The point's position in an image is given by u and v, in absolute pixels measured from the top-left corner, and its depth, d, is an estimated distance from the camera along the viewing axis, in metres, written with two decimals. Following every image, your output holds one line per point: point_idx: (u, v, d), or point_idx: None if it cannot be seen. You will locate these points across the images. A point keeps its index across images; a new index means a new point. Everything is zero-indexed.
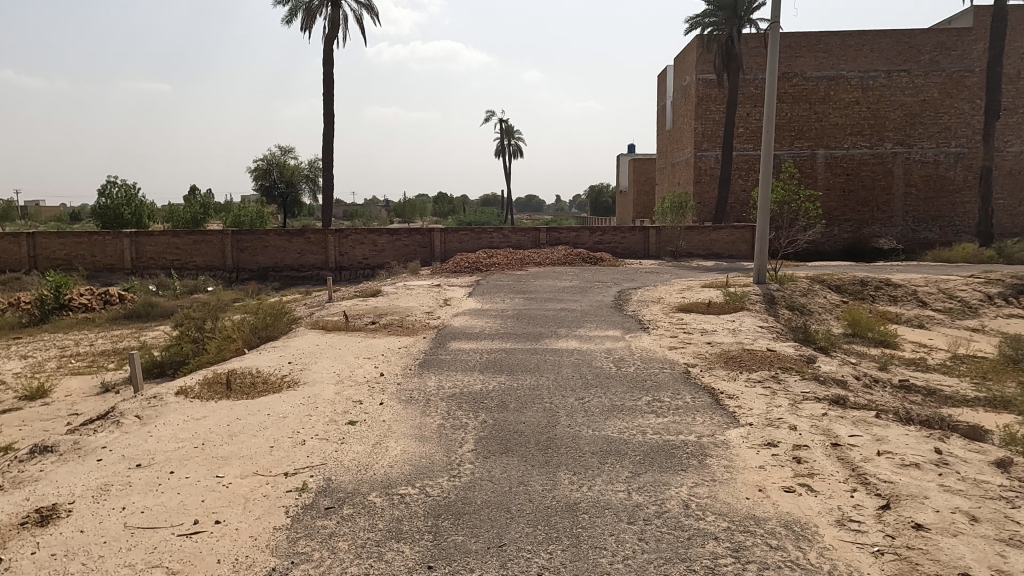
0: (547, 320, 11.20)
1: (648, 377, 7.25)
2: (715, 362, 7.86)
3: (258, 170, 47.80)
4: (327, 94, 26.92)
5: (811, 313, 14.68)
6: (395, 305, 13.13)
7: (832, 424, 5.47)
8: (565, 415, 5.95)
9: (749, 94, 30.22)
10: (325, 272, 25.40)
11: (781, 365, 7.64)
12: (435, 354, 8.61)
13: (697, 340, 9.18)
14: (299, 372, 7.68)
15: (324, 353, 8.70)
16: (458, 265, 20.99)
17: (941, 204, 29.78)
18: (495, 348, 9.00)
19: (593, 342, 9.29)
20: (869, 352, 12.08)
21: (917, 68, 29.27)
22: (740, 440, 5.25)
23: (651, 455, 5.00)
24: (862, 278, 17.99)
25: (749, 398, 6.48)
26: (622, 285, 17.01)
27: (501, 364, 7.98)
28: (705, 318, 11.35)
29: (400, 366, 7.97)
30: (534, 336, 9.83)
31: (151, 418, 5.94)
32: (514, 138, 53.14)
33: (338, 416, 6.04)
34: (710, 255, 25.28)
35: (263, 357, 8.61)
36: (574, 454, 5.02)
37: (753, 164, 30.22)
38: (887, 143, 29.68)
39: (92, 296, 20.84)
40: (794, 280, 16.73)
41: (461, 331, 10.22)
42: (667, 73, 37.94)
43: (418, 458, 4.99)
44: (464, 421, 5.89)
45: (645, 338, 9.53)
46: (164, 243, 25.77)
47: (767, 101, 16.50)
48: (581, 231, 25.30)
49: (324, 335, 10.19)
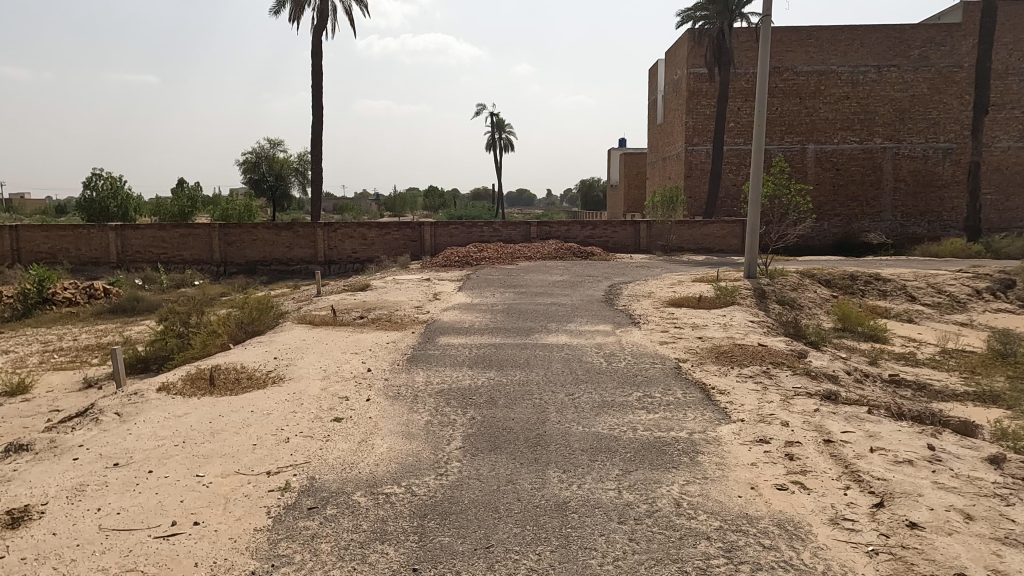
0: (537, 315, 11.11)
1: (640, 373, 7.18)
2: (706, 357, 7.79)
3: (247, 162, 47.56)
4: (315, 87, 26.65)
5: (801, 307, 14.70)
6: (384, 299, 12.99)
7: (824, 420, 5.42)
8: (555, 412, 5.86)
9: (740, 88, 30.18)
10: (314, 266, 25.18)
11: (772, 360, 7.58)
12: (424, 349, 8.50)
13: (688, 335, 9.12)
14: (285, 368, 7.55)
15: (311, 348, 8.56)
16: (448, 259, 20.84)
17: (930, 199, 29.94)
18: (485, 343, 8.90)
19: (584, 337, 9.20)
20: (858, 346, 12.07)
21: (907, 63, 29.31)
22: (731, 437, 5.18)
23: (642, 452, 4.92)
24: (852, 272, 18.03)
25: (741, 393, 6.41)
26: (613, 279, 16.94)
27: (490, 360, 7.88)
28: (696, 312, 11.30)
29: (388, 362, 7.86)
30: (524, 330, 9.73)
31: (131, 415, 5.81)
32: (505, 132, 52.83)
33: (324, 413, 5.93)
34: (700, 249, 25.28)
35: (248, 352, 8.47)
36: (563, 451, 4.93)
37: (743, 159, 30.20)
38: (877, 138, 29.75)
39: (77, 290, 20.50)
40: (784, 275, 16.73)
41: (450, 325, 10.11)
42: (658, 67, 37.86)
43: (405, 456, 4.88)
44: (452, 417, 5.79)
45: (636, 333, 9.45)
46: (150, 237, 25.46)
47: (758, 95, 16.44)
48: (572, 226, 25.21)
49: (311, 330, 10.04)
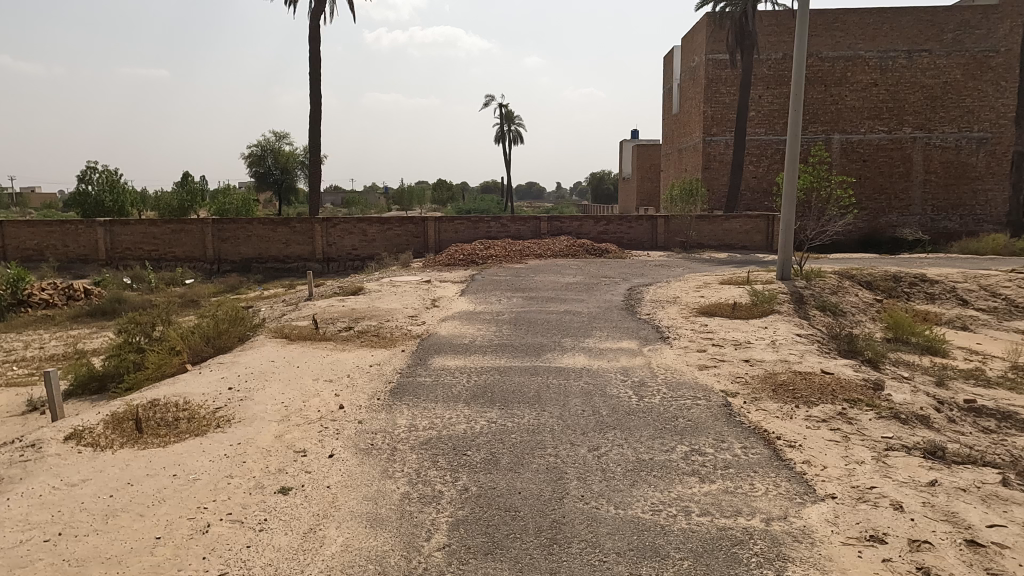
0: (550, 327, 9.57)
1: (680, 415, 5.66)
2: (763, 392, 6.23)
3: (252, 156, 46.28)
4: (314, 73, 25.25)
5: (845, 314, 13.07)
6: (375, 306, 11.52)
7: (953, 503, 3.89)
8: (576, 482, 4.35)
9: (762, 75, 28.42)
10: (312, 264, 23.79)
11: (846, 396, 6.00)
12: (411, 377, 6.97)
13: (732, 356, 7.56)
14: (238, 404, 6.08)
15: (278, 374, 7.09)
16: (452, 258, 19.35)
17: (962, 192, 28.04)
18: (488, 367, 7.38)
19: (605, 359, 7.68)
20: (917, 362, 10.48)
21: (939, 48, 27.43)
22: (827, 530, 3.66)
23: (704, 561, 3.40)
24: (895, 273, 16.34)
25: (820, 450, 4.90)
26: (631, 280, 15.45)
27: (491, 393, 6.35)
28: (732, 324, 9.76)
29: (367, 395, 6.36)
30: (534, 349, 8.20)
31: (10, 484, 4.36)
32: (514, 123, 51.04)
33: (267, 480, 4.45)
34: (722, 246, 23.64)
35: (200, 379, 6.95)
36: (590, 557, 3.42)
37: (765, 150, 28.51)
38: (906, 128, 27.91)
39: (55, 290, 19.11)
40: (822, 276, 15.12)
41: (447, 342, 8.58)
42: (674, 53, 36.11)
43: (364, 565, 3.39)
44: (438, 488, 4.30)
45: (667, 353, 7.90)
46: (140, 233, 24.15)
47: (795, 77, 14.71)
48: (585, 220, 23.67)
49: (283, 347, 8.55)
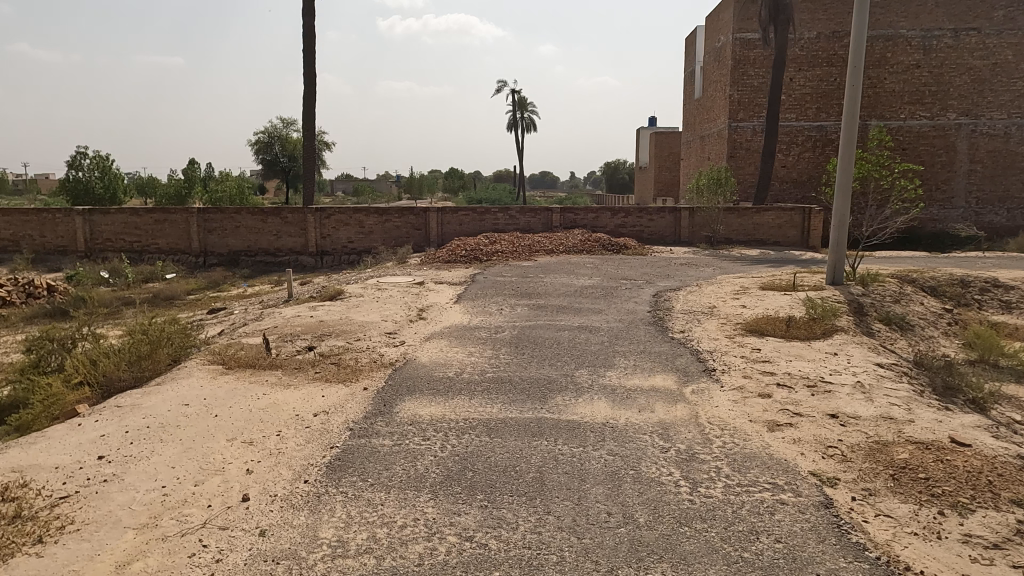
0: (560, 352, 7.51)
1: (762, 529, 3.60)
2: (878, 481, 4.15)
3: (257, 143, 44.34)
4: (309, 51, 23.21)
5: (913, 328, 10.89)
6: (350, 318, 9.52)
7: None
8: None
9: (794, 55, 26.00)
10: (304, 258, 21.89)
11: (1012, 493, 3.90)
12: (364, 441, 4.92)
13: (812, 408, 5.47)
14: (93, 492, 4.08)
15: (183, 430, 5.11)
16: (452, 253, 17.36)
17: (1011, 183, 25.46)
18: (474, 420, 5.34)
19: (634, 409, 5.61)
20: (1015, 396, 8.31)
21: (989, 26, 24.78)
22: None
23: None
24: (960, 276, 14.07)
25: None
26: (657, 283, 13.35)
27: (473, 474, 4.32)
28: (791, 350, 7.68)
29: (289, 476, 4.33)
30: (538, 390, 6.13)
31: None
32: (527, 110, 48.84)
33: None
34: (752, 241, 21.38)
35: (71, 439, 4.97)
36: None
37: (797, 137, 26.16)
38: (951, 113, 25.34)
39: (15, 286, 17.27)
40: (881, 281, 12.87)
41: (426, 375, 6.59)
42: (697, 34, 33.60)
43: None
44: None
45: (718, 399, 5.84)
46: (121, 223, 22.33)
47: (852, 46, 12.31)
48: (602, 212, 21.60)
49: (211, 381, 6.52)
